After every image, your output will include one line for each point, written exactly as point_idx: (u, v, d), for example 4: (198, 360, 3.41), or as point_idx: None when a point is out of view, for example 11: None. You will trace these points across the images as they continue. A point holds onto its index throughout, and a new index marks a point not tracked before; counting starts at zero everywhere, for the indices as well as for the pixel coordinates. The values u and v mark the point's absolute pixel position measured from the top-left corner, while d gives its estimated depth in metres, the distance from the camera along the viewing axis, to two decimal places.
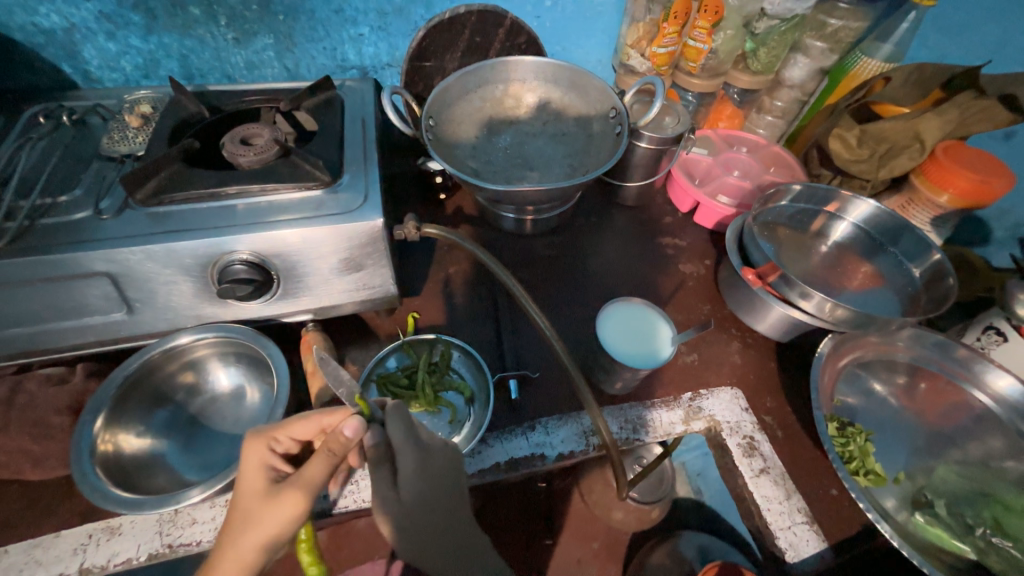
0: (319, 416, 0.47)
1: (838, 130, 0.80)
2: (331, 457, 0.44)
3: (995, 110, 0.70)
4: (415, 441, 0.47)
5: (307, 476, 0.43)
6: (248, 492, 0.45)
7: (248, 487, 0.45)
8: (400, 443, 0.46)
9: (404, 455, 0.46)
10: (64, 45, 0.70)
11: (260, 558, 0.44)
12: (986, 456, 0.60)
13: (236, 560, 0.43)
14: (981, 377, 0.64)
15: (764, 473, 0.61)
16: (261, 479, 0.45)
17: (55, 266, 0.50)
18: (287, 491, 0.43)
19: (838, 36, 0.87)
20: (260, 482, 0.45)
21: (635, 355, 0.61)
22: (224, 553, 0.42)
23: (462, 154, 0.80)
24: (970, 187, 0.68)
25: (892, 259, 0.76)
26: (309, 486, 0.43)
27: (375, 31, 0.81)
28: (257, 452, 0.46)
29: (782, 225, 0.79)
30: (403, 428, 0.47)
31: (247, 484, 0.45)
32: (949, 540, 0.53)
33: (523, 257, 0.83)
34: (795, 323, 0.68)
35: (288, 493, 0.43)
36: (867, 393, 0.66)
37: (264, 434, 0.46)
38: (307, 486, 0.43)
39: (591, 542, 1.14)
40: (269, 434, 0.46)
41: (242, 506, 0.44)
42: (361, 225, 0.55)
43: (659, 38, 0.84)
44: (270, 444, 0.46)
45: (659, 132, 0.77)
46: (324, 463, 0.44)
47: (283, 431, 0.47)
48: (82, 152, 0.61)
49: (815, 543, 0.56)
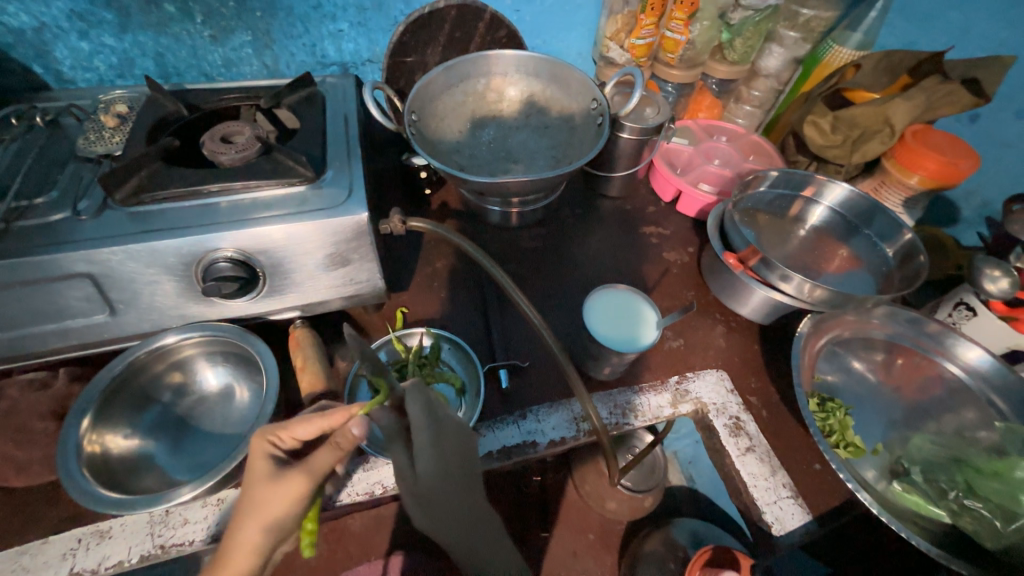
0: (319, 419, 0.46)
1: (813, 117, 0.81)
2: (338, 448, 0.45)
3: (957, 95, 0.73)
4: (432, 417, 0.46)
5: (313, 465, 0.45)
6: (252, 485, 0.45)
7: (252, 479, 0.46)
8: (417, 419, 0.44)
9: (419, 430, 0.44)
10: (34, 44, 0.69)
11: (267, 542, 0.45)
12: (960, 427, 0.62)
13: (244, 542, 0.44)
14: (953, 350, 0.66)
15: (750, 451, 0.62)
16: (264, 471, 0.45)
17: (33, 268, 0.49)
18: (292, 479, 0.44)
19: (810, 26, 0.89)
20: (262, 475, 0.45)
21: (619, 339, 0.63)
22: (236, 539, 0.44)
23: (446, 148, 0.80)
24: (940, 167, 0.71)
25: (867, 240, 0.78)
26: (314, 474, 0.45)
27: (355, 27, 0.80)
28: (262, 448, 0.46)
29: (761, 211, 0.81)
30: (422, 406, 0.45)
31: (252, 476, 0.45)
32: (925, 506, 0.55)
33: (510, 250, 0.83)
34: (776, 305, 0.70)
35: (293, 479, 0.44)
36: (847, 370, 0.68)
37: (268, 431, 0.46)
38: (313, 474, 0.45)
39: (586, 533, 1.15)
40: (273, 431, 0.47)
41: (246, 494, 0.45)
42: (347, 220, 0.55)
43: (638, 30, 0.86)
44: (273, 441, 0.47)
45: (640, 123, 0.78)
46: (332, 453, 0.45)
47: (286, 430, 0.46)
48: (58, 153, 0.60)
49: (800, 516, 0.58)
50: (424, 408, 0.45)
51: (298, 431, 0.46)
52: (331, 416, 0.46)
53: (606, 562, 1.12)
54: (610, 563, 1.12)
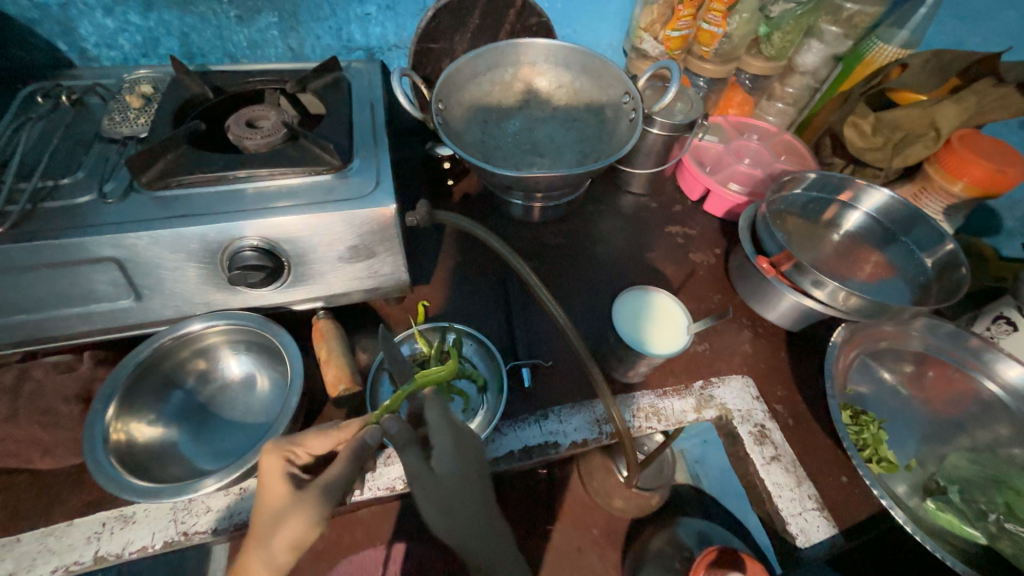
0: (335, 430, 0.50)
1: (853, 118, 0.79)
2: (353, 459, 0.47)
3: (1013, 98, 0.70)
4: (452, 424, 0.53)
5: (325, 477, 0.46)
6: (273, 498, 0.47)
7: (272, 491, 0.47)
8: (436, 422, 0.53)
9: (437, 430, 0.52)
10: (59, 20, 0.67)
11: (289, 558, 0.46)
12: (994, 442, 0.60)
13: (272, 562, 0.45)
14: (992, 367, 0.64)
15: (776, 460, 0.61)
16: (283, 484, 0.47)
17: (61, 251, 0.48)
18: (308, 495, 0.46)
19: (854, 21, 0.85)
20: (281, 487, 0.47)
21: (637, 337, 0.62)
22: (258, 559, 0.45)
23: (472, 139, 0.78)
24: (986, 175, 0.68)
25: (903, 248, 0.76)
26: (326, 489, 0.46)
27: (382, 11, 0.78)
28: (277, 461, 0.47)
29: (792, 213, 0.79)
30: (440, 412, 0.53)
31: (269, 487, 0.47)
32: (960, 526, 0.53)
33: (532, 245, 0.82)
34: (807, 312, 0.68)
35: (311, 496, 0.46)
36: (877, 382, 0.67)
37: (284, 445, 0.48)
38: (325, 490, 0.46)
39: (590, 528, 1.16)
40: (287, 446, 0.48)
41: (267, 512, 0.47)
42: (374, 211, 0.54)
43: (674, 21, 0.83)
44: (287, 455, 0.48)
45: (671, 119, 0.76)
46: (345, 465, 0.47)
47: (301, 444, 0.49)
48: (83, 133, 0.59)
49: (826, 529, 0.57)
50: (443, 415, 0.53)
51: (313, 444, 0.49)
52: (347, 428, 0.50)
53: (609, 558, 1.13)
54: (613, 559, 1.13)
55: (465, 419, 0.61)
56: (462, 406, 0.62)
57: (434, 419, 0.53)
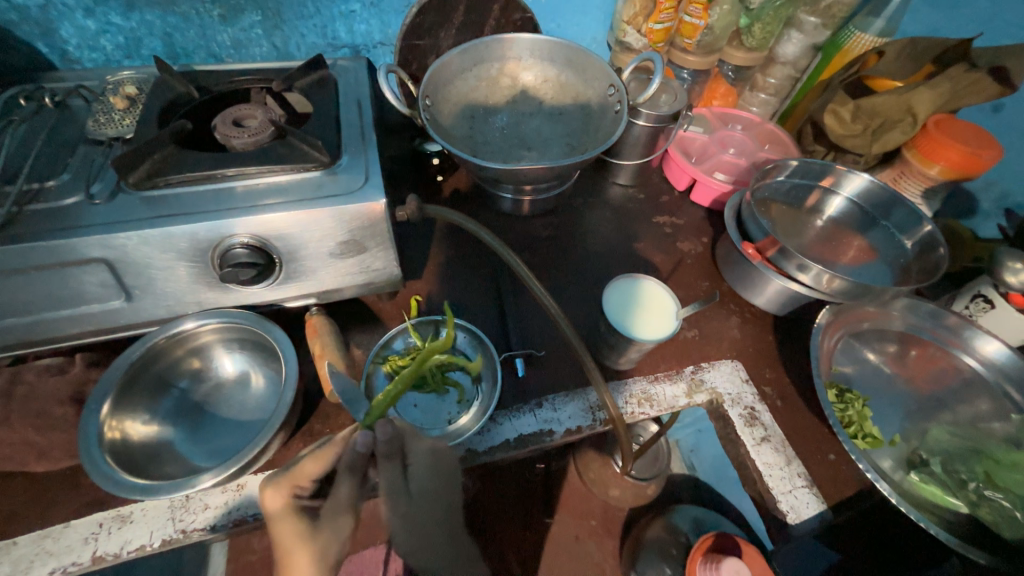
0: (330, 451, 0.48)
1: (834, 105, 0.81)
2: (350, 474, 0.48)
3: (984, 82, 0.71)
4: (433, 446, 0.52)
5: (339, 498, 0.48)
6: (286, 531, 0.47)
7: (284, 526, 0.47)
8: (411, 436, 0.51)
9: (416, 448, 0.51)
10: (39, 22, 0.67)
11: None
12: (975, 418, 0.62)
13: None
14: (970, 343, 0.66)
15: (765, 440, 0.63)
16: (296, 518, 0.47)
17: (50, 253, 0.48)
18: (329, 516, 0.48)
19: (831, 11, 0.87)
20: (294, 521, 0.47)
21: (618, 313, 0.64)
22: None
23: (459, 134, 0.79)
24: (963, 157, 0.70)
25: (884, 232, 0.78)
26: (342, 506, 0.48)
27: (367, 8, 0.78)
28: (281, 500, 0.46)
29: (777, 201, 0.80)
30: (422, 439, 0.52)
31: (284, 528, 0.47)
32: (943, 497, 0.56)
33: (523, 238, 0.83)
34: (793, 296, 0.69)
35: (332, 516, 0.48)
36: (861, 362, 0.68)
37: (284, 482, 0.46)
38: (343, 508, 0.48)
39: (588, 519, 1.17)
40: (289, 482, 0.47)
41: (282, 545, 0.47)
42: (363, 206, 0.55)
43: (656, 13, 0.84)
44: (291, 491, 0.47)
45: (656, 110, 0.77)
46: (349, 482, 0.48)
47: (301, 476, 0.47)
48: (68, 135, 0.59)
49: (815, 505, 0.58)
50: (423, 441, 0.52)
51: (312, 471, 0.47)
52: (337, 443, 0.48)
53: (607, 547, 1.14)
54: (611, 547, 1.14)
55: (460, 410, 0.61)
56: (458, 398, 0.63)
57: (410, 434, 0.51)
